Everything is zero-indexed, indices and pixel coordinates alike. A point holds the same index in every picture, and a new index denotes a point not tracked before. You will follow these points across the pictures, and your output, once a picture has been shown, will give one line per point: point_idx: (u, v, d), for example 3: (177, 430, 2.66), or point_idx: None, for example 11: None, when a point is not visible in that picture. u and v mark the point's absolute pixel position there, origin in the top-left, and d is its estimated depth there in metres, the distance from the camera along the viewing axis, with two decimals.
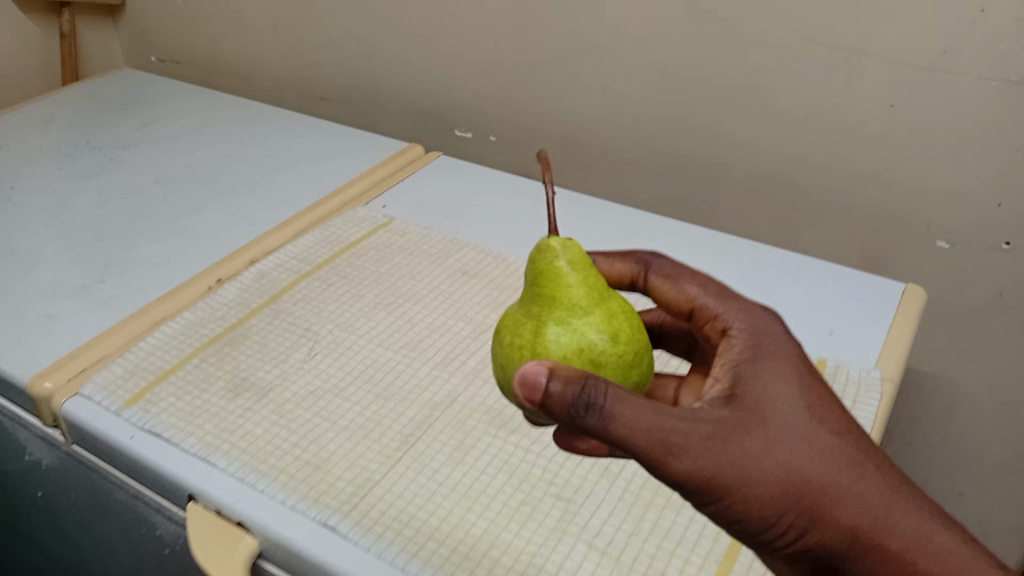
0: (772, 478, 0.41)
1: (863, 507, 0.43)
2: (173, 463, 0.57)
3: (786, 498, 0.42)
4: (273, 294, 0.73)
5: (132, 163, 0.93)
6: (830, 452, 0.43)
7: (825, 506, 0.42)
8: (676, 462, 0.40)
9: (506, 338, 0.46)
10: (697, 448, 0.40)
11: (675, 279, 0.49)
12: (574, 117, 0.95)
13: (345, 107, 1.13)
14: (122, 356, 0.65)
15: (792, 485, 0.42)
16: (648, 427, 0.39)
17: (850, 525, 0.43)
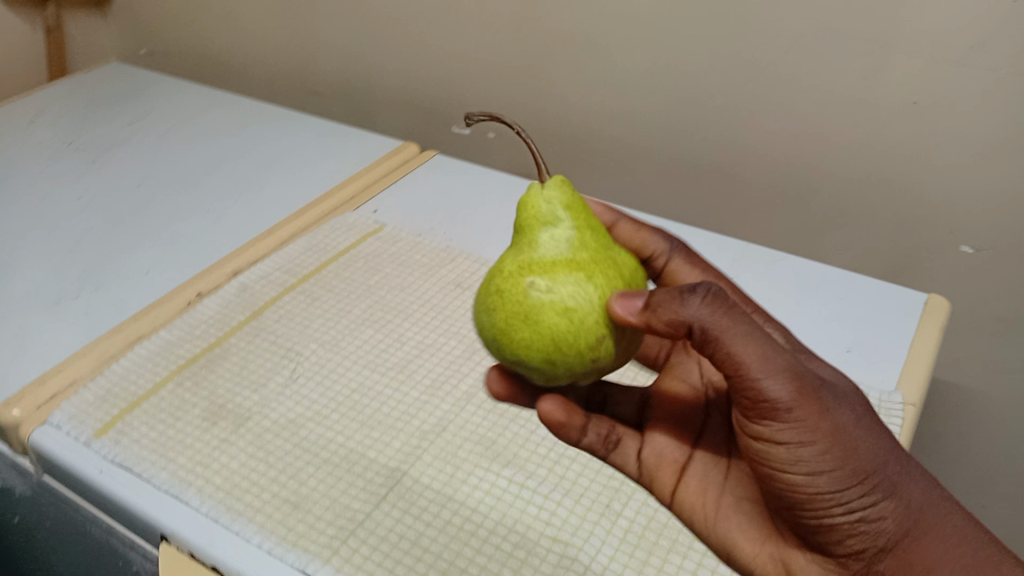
0: (855, 424, 0.42)
1: (923, 485, 0.44)
2: (142, 502, 0.53)
3: (868, 447, 0.42)
4: (255, 310, 0.69)
5: (114, 167, 0.89)
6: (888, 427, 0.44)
7: (894, 466, 0.42)
8: (784, 378, 0.40)
9: (544, 284, 0.41)
10: (800, 373, 0.41)
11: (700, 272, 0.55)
12: (579, 112, 0.92)
13: (339, 103, 1.10)
14: (95, 380, 0.61)
15: (870, 436, 0.42)
16: (756, 336, 0.40)
17: (908, 491, 0.43)
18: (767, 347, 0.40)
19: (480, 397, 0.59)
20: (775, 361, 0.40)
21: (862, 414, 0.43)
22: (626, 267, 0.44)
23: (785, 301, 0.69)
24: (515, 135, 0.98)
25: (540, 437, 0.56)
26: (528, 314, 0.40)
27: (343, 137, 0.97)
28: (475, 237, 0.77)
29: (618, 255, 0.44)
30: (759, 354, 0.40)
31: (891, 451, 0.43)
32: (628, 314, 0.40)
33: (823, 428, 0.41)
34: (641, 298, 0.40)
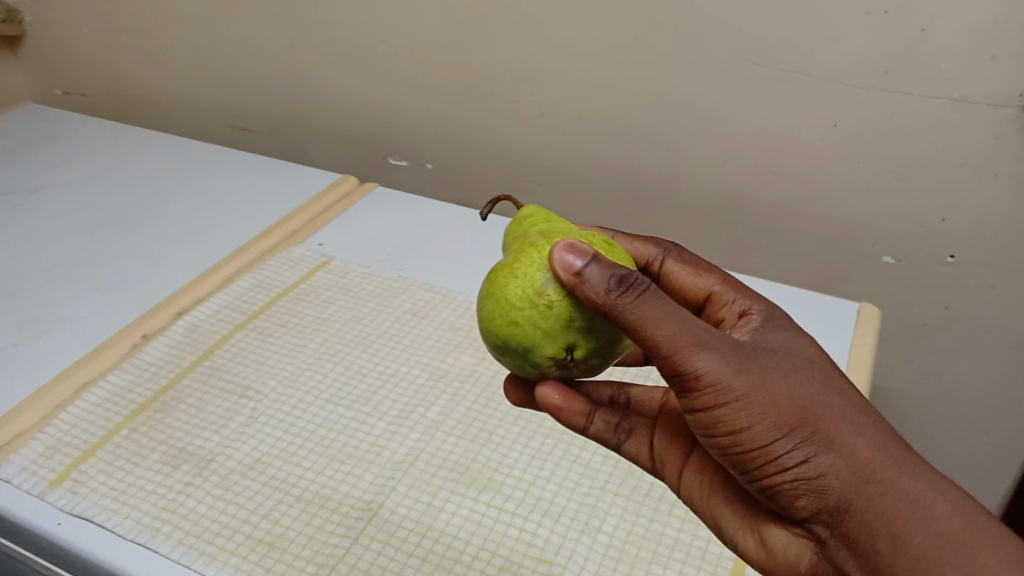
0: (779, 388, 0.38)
1: (875, 443, 0.39)
2: (107, 552, 0.51)
3: (795, 408, 0.38)
4: (207, 349, 0.67)
5: (40, 210, 0.86)
6: (835, 390, 0.41)
7: (828, 425, 0.38)
8: (693, 347, 0.37)
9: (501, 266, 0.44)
10: (714, 341, 0.38)
11: (695, 267, 0.53)
12: (515, 142, 0.93)
13: (270, 138, 1.09)
14: (44, 431, 0.59)
15: (800, 399, 0.39)
16: (665, 306, 0.38)
17: (850, 451, 0.38)
18: (675, 314, 0.38)
19: (448, 425, 0.59)
20: (684, 329, 0.37)
21: (787, 375, 0.39)
22: (590, 238, 0.45)
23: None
24: (453, 167, 0.99)
25: (513, 460, 0.57)
26: (493, 293, 0.43)
27: (280, 170, 0.96)
28: (425, 267, 0.78)
29: (578, 230, 0.46)
30: (665, 319, 0.37)
31: (838, 418, 0.39)
32: (561, 270, 0.40)
33: (742, 392, 0.38)
34: (576, 263, 0.39)
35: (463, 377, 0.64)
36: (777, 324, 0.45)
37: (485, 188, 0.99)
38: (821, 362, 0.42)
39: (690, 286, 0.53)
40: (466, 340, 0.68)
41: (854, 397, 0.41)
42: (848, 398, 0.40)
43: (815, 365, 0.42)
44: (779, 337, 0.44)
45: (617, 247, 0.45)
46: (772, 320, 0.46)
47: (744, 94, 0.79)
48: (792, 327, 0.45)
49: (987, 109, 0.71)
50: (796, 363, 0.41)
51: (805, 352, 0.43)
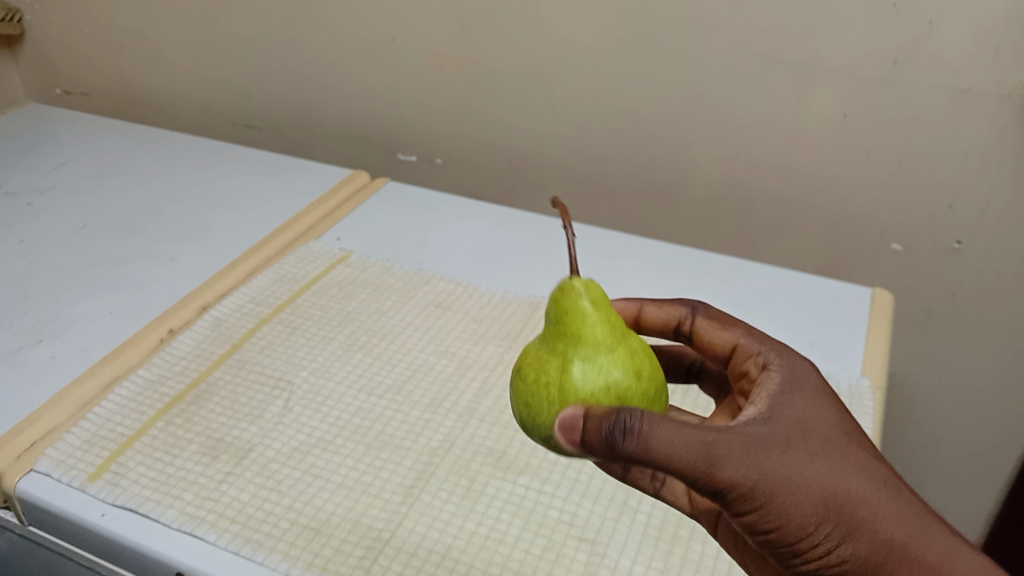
0: (805, 483, 0.40)
1: (896, 517, 0.41)
2: (155, 541, 0.51)
3: (821, 503, 0.40)
4: (234, 343, 0.68)
5: (53, 209, 0.86)
6: (858, 463, 0.42)
7: (853, 510, 0.41)
8: (720, 472, 0.39)
9: (528, 376, 0.44)
10: (738, 455, 0.39)
11: (721, 323, 0.52)
12: (524, 137, 0.94)
13: (275, 136, 1.09)
14: (79, 425, 0.59)
15: (826, 491, 0.41)
16: (685, 438, 0.38)
17: (873, 531, 0.41)
18: (698, 442, 0.38)
19: (481, 411, 0.61)
20: (698, 457, 0.38)
21: (812, 467, 0.41)
22: (612, 374, 0.42)
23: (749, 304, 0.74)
24: (461, 162, 1.00)
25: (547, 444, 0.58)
26: (519, 402, 0.45)
27: (290, 167, 0.96)
28: (444, 260, 0.79)
29: (607, 362, 0.42)
30: (688, 454, 0.38)
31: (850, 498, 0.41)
32: (570, 429, 0.40)
33: (772, 501, 0.40)
34: (579, 423, 0.39)
35: (492, 366, 0.65)
36: (792, 390, 0.45)
37: (493, 183, 1.00)
38: (834, 433, 0.43)
39: (718, 342, 0.52)
40: (491, 330, 0.69)
41: (866, 464, 0.42)
42: (860, 470, 0.42)
43: (838, 436, 0.43)
44: (795, 407, 0.44)
45: (642, 381, 0.43)
46: (789, 383, 0.45)
47: (753, 87, 0.81)
48: (806, 389, 0.45)
49: (992, 99, 0.73)
50: (811, 444, 0.42)
51: (822, 423, 0.43)
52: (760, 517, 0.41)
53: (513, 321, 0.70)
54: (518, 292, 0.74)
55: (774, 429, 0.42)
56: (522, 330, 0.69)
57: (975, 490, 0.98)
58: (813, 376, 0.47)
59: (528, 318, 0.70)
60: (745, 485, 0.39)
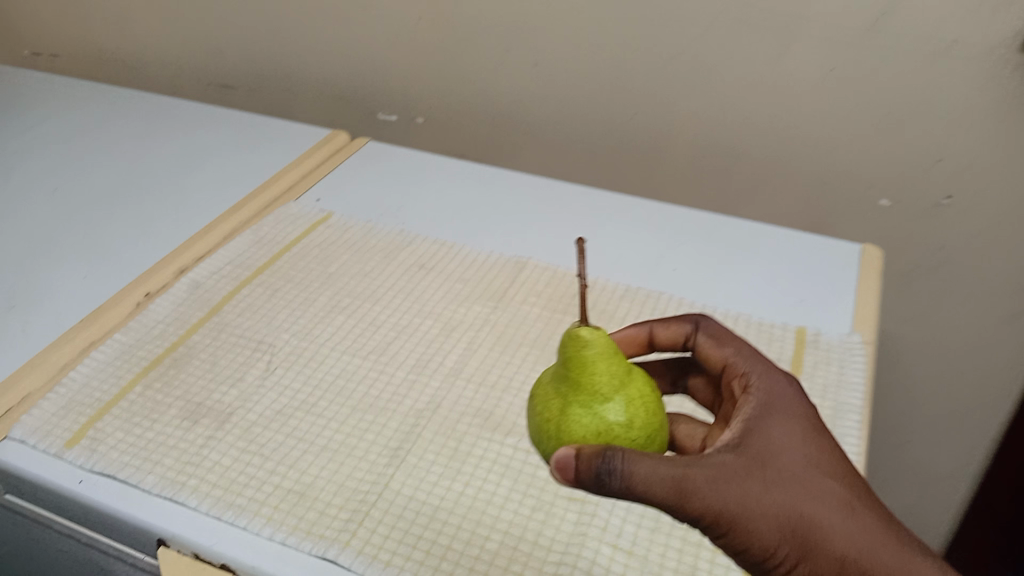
0: (778, 514, 0.40)
1: (876, 546, 0.41)
2: (135, 507, 0.50)
3: (794, 534, 0.40)
4: (213, 306, 0.66)
5: (22, 171, 0.84)
6: (835, 492, 0.42)
7: (828, 540, 0.40)
8: (694, 506, 0.39)
9: (537, 411, 0.46)
10: (711, 490, 0.40)
11: (719, 340, 0.51)
12: (507, 95, 0.92)
13: (251, 96, 1.06)
14: (54, 391, 0.58)
15: (800, 522, 0.40)
16: (659, 476, 0.39)
17: (853, 561, 0.40)
18: (672, 478, 0.39)
19: (468, 372, 0.60)
20: (669, 490, 0.39)
21: (787, 498, 0.41)
22: (608, 424, 0.43)
23: (738, 258, 0.73)
24: (442, 121, 0.98)
25: None
26: (530, 431, 0.47)
27: (265, 127, 0.94)
28: (427, 221, 0.77)
29: (603, 413, 0.44)
30: (663, 490, 0.39)
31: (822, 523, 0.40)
32: (562, 467, 0.40)
33: (744, 531, 0.40)
34: (569, 464, 0.40)
35: (478, 326, 0.64)
36: (770, 414, 0.44)
37: (476, 142, 0.98)
38: (810, 460, 0.43)
39: (717, 360, 0.50)
40: (476, 290, 0.68)
41: (841, 491, 0.42)
42: (835, 495, 0.41)
43: (815, 464, 0.42)
44: (769, 432, 0.43)
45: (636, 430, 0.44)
46: (766, 407, 0.45)
47: (740, 41, 0.79)
48: (784, 412, 0.44)
49: (982, 50, 0.71)
50: (783, 470, 0.42)
51: (799, 450, 0.43)
52: (736, 544, 0.41)
53: (499, 281, 0.69)
54: (503, 252, 0.73)
55: (749, 458, 0.42)
56: (508, 289, 0.68)
57: (958, 446, 0.99)
58: (795, 399, 0.46)
59: (514, 277, 0.69)
60: (712, 515, 0.40)
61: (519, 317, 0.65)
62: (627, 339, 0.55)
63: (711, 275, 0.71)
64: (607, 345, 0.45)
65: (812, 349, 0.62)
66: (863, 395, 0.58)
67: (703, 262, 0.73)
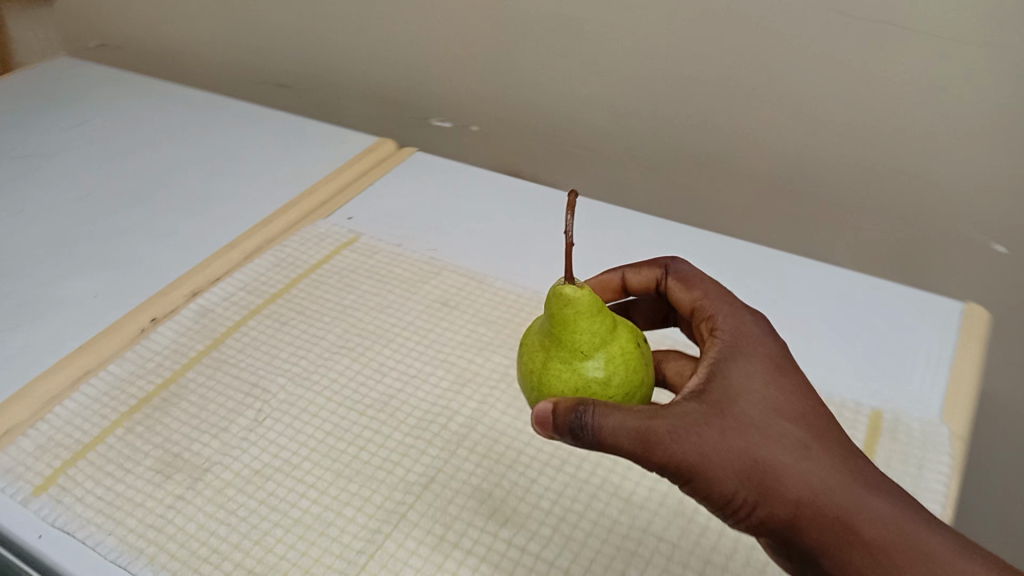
0: (744, 459, 0.39)
1: (834, 477, 0.39)
2: (83, 572, 0.46)
3: (761, 479, 0.39)
4: (217, 338, 0.61)
5: (61, 172, 0.81)
6: (794, 422, 0.41)
7: (792, 480, 0.39)
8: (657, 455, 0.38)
9: (524, 359, 0.46)
10: (676, 437, 0.39)
11: (688, 282, 0.49)
12: (567, 104, 0.84)
13: (307, 96, 1.02)
14: (33, 426, 0.54)
15: (764, 465, 0.39)
16: (625, 425, 0.38)
17: (816, 499, 0.39)
18: (638, 426, 0.38)
19: (472, 439, 0.52)
20: (635, 438, 0.38)
21: (751, 440, 0.39)
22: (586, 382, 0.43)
23: (829, 308, 0.62)
24: (499, 131, 0.90)
25: (544, 486, 0.49)
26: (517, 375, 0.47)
27: (312, 131, 0.89)
28: (462, 246, 0.70)
29: (584, 371, 0.43)
30: (629, 439, 0.38)
31: (784, 468, 0.39)
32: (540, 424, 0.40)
33: (711, 480, 0.39)
34: (546, 420, 0.39)
35: (493, 381, 0.56)
36: (736, 356, 0.43)
37: (535, 155, 0.90)
38: (773, 405, 0.41)
39: (682, 304, 0.49)
40: (499, 335, 0.60)
41: (804, 436, 0.40)
42: (795, 443, 0.40)
43: (779, 403, 0.41)
44: (730, 380, 0.42)
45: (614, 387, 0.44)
46: (733, 349, 0.43)
47: (829, 54, 0.68)
48: (748, 352, 0.43)
49: None
50: (745, 419, 0.40)
51: (765, 391, 0.41)
52: (708, 497, 0.40)
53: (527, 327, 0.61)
54: (538, 289, 0.65)
55: (716, 405, 0.40)
56: None
57: None
58: (763, 341, 0.44)
59: None
60: (681, 464, 0.39)
61: None
62: (601, 285, 0.54)
63: (799, 326, 0.61)
64: (593, 303, 0.43)
65: (886, 441, 0.51)
66: (945, 508, 0.47)
67: (792, 310, 0.62)
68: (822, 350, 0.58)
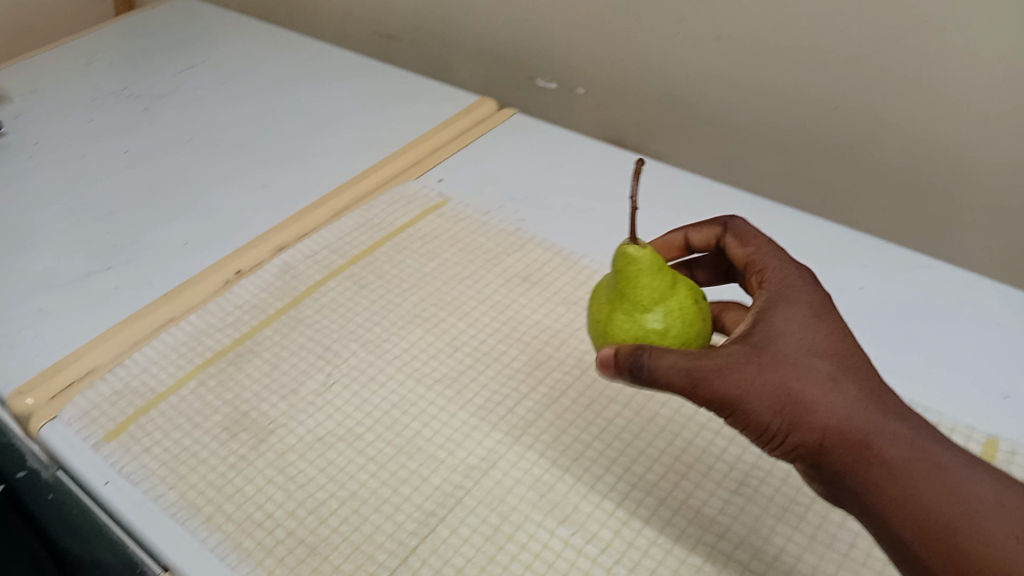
0: (780, 394, 0.36)
1: (876, 416, 0.36)
2: (145, 525, 0.47)
3: (799, 416, 0.36)
4: (296, 296, 0.61)
5: (167, 116, 0.83)
6: (838, 360, 0.37)
7: (832, 417, 0.36)
8: (694, 389, 0.36)
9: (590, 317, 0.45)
10: (713, 372, 0.36)
11: (743, 239, 0.44)
12: (674, 75, 0.78)
13: (413, 48, 1.00)
14: (114, 372, 0.56)
15: (801, 401, 0.36)
16: (669, 364, 0.37)
17: (855, 434, 0.35)
18: (681, 362, 0.37)
19: (539, 427, 0.50)
20: (677, 376, 0.37)
21: (788, 373, 0.36)
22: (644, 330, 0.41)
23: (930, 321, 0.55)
24: (604, 98, 0.85)
25: (608, 485, 0.47)
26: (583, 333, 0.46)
27: (413, 87, 0.87)
28: (551, 218, 0.67)
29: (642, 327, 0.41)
30: (673, 374, 0.37)
31: (818, 397, 0.36)
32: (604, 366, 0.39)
33: (750, 417, 0.37)
34: (607, 361, 0.39)
35: (568, 367, 0.54)
36: (778, 298, 0.40)
37: (640, 125, 0.84)
38: (814, 342, 0.38)
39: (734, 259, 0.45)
40: (579, 317, 0.57)
41: (843, 374, 0.37)
42: (831, 376, 0.36)
43: (821, 340, 0.38)
44: (770, 315, 0.39)
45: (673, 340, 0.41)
46: (776, 292, 0.40)
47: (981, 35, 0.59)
48: (792, 297, 0.40)
49: None
50: (781, 350, 0.37)
51: (804, 330, 0.38)
52: (751, 435, 0.37)
53: None
54: None
55: (755, 343, 0.38)
56: None
57: None
58: (811, 285, 0.41)
59: None
60: (719, 400, 0.37)
61: None
62: (659, 246, 0.49)
63: (891, 337, 0.54)
64: (655, 262, 0.41)
65: None
66: None
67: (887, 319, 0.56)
68: (907, 367, 0.52)
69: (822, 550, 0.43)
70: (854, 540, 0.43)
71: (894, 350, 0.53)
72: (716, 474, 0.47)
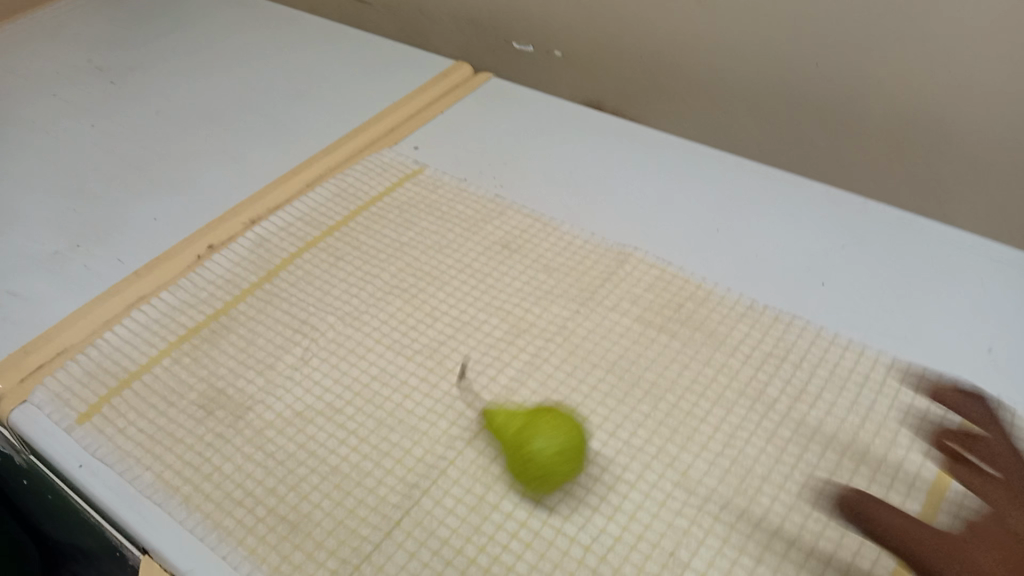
0: (932, 548, 0.38)
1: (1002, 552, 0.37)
2: (122, 507, 0.46)
3: (944, 560, 0.37)
4: (271, 270, 0.59)
5: (133, 90, 0.81)
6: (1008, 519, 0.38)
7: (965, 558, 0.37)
8: (898, 517, 0.39)
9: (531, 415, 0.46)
10: (890, 520, 0.39)
11: None
12: (649, 38, 0.75)
13: (387, 14, 0.97)
14: (86, 352, 0.54)
15: (951, 554, 0.37)
16: (907, 524, 0.39)
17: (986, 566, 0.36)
18: (904, 517, 0.39)
19: (521, 396, 0.49)
20: (898, 533, 0.39)
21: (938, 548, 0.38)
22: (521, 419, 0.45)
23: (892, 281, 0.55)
24: (582, 63, 0.83)
25: (593, 452, 0.46)
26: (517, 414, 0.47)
27: (386, 53, 0.85)
28: (530, 184, 0.66)
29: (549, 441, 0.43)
30: (901, 519, 0.39)
31: (971, 556, 0.37)
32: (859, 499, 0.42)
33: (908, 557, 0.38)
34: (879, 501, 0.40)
35: (550, 334, 0.53)
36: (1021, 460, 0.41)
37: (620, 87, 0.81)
38: (995, 515, 0.39)
39: None
40: (561, 283, 0.56)
41: (1005, 529, 0.38)
42: (999, 540, 0.38)
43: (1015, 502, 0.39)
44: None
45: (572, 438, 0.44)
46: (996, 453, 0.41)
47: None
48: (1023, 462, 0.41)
49: None
50: (974, 530, 0.39)
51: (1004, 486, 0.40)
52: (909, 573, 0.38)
53: (592, 276, 0.56)
54: (606, 235, 0.60)
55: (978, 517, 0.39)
56: (600, 288, 0.55)
57: None
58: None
59: (609, 273, 0.56)
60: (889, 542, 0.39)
61: (602, 328, 0.53)
62: None
63: (853, 297, 0.53)
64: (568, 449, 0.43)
65: None
66: None
67: (846, 280, 0.55)
68: (892, 325, 0.51)
69: (810, 509, 0.42)
70: (841, 498, 0.43)
71: (879, 309, 0.53)
72: (701, 436, 0.46)
